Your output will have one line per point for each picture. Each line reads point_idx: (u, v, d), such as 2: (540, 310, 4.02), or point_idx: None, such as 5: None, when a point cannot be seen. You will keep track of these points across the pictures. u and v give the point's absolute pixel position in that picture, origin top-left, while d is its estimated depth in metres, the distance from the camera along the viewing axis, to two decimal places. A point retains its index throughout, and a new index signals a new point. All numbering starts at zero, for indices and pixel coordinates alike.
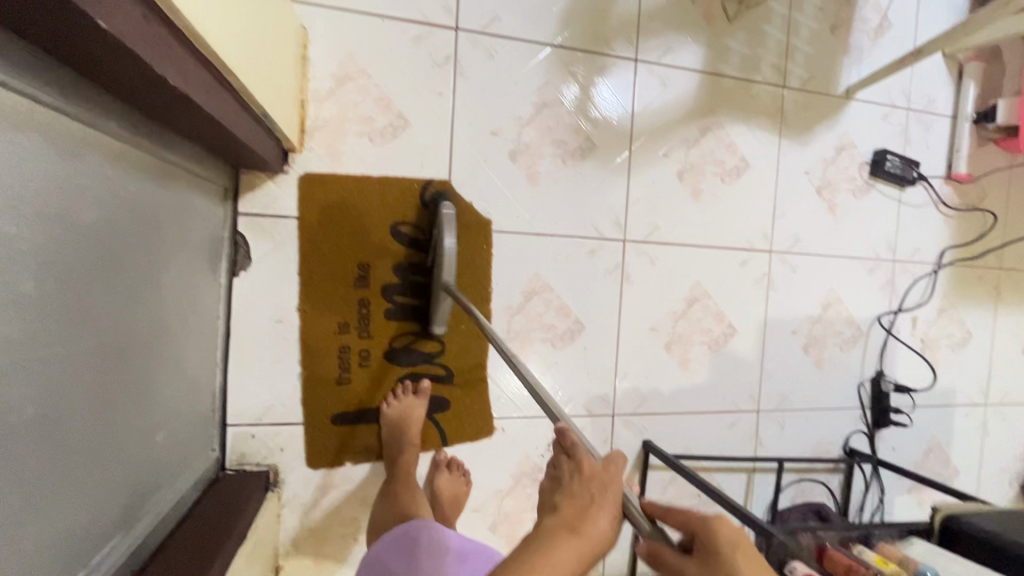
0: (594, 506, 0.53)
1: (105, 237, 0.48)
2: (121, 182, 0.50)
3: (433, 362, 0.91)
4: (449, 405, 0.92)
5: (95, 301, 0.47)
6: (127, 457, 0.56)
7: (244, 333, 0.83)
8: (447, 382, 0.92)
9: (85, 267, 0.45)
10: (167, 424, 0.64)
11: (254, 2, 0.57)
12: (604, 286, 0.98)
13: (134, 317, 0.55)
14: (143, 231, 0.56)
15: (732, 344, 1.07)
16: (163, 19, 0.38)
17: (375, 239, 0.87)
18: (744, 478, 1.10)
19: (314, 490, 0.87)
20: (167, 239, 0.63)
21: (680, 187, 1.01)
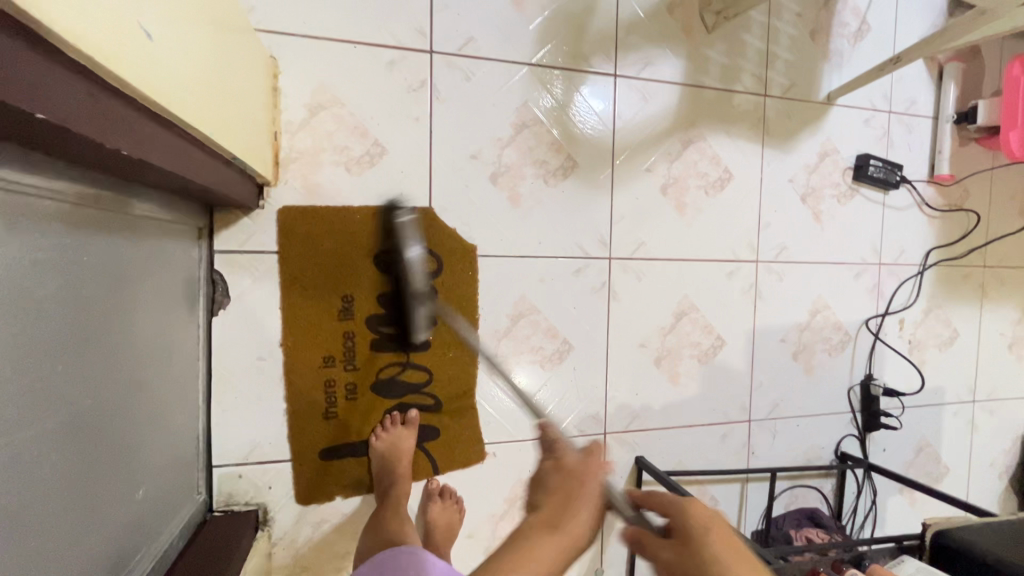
0: (577, 497, 0.65)
1: (69, 305, 0.47)
2: (80, 244, 0.48)
3: (422, 391, 0.90)
4: (439, 433, 0.91)
5: (65, 372, 0.46)
6: (109, 521, 0.54)
7: (226, 372, 0.81)
8: (435, 411, 0.91)
9: (51, 341, 0.44)
10: (150, 478, 0.63)
11: (215, 47, 0.56)
12: (590, 305, 0.98)
13: (107, 378, 0.54)
14: (110, 290, 0.54)
15: (721, 356, 1.07)
16: (111, 91, 0.37)
17: (358, 270, 0.85)
18: (738, 488, 1.10)
19: (305, 527, 0.86)
20: (140, 290, 0.61)
21: (664, 202, 1.01)
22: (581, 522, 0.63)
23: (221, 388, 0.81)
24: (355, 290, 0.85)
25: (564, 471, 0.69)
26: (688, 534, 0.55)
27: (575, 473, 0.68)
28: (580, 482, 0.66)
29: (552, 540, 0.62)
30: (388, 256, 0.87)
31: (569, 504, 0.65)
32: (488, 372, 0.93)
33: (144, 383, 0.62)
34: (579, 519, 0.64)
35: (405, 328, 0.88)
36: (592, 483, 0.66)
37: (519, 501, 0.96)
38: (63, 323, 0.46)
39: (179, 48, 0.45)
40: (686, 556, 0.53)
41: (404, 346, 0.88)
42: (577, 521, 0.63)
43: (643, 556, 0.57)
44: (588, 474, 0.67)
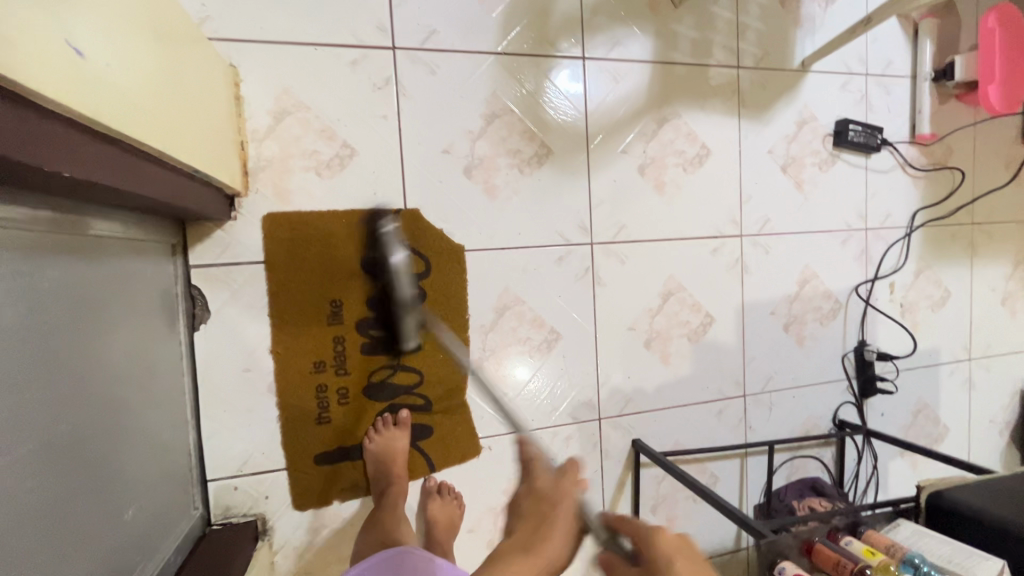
0: (547, 524, 0.67)
1: (33, 331, 0.46)
2: (41, 270, 0.48)
3: (411, 392, 0.90)
4: (432, 431, 0.91)
5: (39, 399, 0.46)
6: (99, 544, 0.54)
7: (213, 386, 0.81)
8: (427, 411, 0.91)
9: (20, 369, 0.44)
10: (140, 498, 0.63)
11: (165, 60, 0.55)
12: (575, 292, 0.97)
13: (84, 402, 0.53)
14: (79, 313, 0.54)
15: (711, 333, 1.06)
16: (45, 111, 0.36)
17: (344, 274, 0.85)
18: (737, 463, 1.10)
19: (306, 533, 0.86)
20: (112, 312, 0.61)
21: (643, 182, 0.99)
22: (555, 541, 0.65)
23: (209, 402, 0.81)
24: (342, 295, 0.85)
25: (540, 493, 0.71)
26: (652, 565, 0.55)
27: (546, 497, 0.70)
28: (552, 506, 0.68)
29: (522, 561, 0.64)
30: (375, 260, 0.86)
31: (539, 530, 0.67)
32: (478, 368, 0.93)
33: (125, 403, 0.62)
34: (551, 536, 0.65)
35: (396, 331, 0.88)
36: (564, 504, 0.68)
37: None
38: (31, 350, 0.46)
39: (116, 62, 0.44)
40: None
41: (395, 348, 0.88)
42: (550, 534, 0.66)
43: None
44: (562, 495, 0.69)
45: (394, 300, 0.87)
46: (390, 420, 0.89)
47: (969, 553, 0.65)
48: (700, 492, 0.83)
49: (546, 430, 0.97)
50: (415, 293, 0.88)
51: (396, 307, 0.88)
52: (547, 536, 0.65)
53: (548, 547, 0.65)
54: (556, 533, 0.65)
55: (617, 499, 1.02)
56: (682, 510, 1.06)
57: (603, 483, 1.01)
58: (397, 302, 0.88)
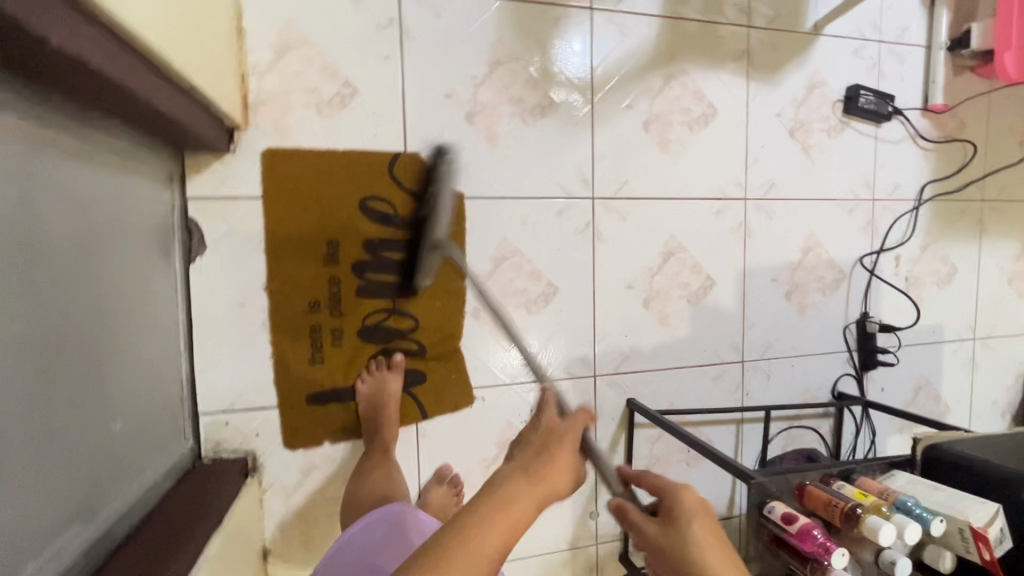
0: (556, 450, 0.61)
1: (21, 220, 0.46)
2: (34, 162, 0.48)
3: (406, 337, 0.89)
4: (425, 378, 0.91)
5: (25, 286, 0.46)
6: (81, 447, 0.54)
7: (206, 320, 0.81)
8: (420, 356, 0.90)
9: (6, 252, 0.44)
10: (126, 414, 0.63)
11: None
12: (575, 246, 0.96)
13: (71, 302, 0.53)
14: (69, 216, 0.53)
15: (711, 296, 1.05)
16: None
17: (342, 215, 0.84)
18: (733, 429, 1.09)
19: (295, 472, 0.86)
20: (104, 224, 0.60)
21: (647, 138, 0.98)
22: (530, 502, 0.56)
23: (202, 335, 0.81)
24: (339, 236, 0.85)
25: (545, 428, 0.65)
26: (677, 518, 0.58)
27: (556, 431, 0.64)
28: (559, 439, 0.62)
29: (521, 486, 0.56)
30: (374, 201, 0.86)
31: (543, 453, 0.60)
32: (474, 317, 0.92)
33: (115, 317, 0.62)
34: (530, 499, 0.56)
35: (393, 276, 0.87)
36: (572, 438, 0.62)
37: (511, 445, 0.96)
38: (17, 234, 0.45)
39: None
40: (672, 534, 0.58)
41: (392, 293, 0.87)
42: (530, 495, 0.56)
43: (628, 525, 0.61)
44: (569, 430, 0.63)
45: (393, 242, 0.87)
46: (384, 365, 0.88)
47: (964, 498, 0.65)
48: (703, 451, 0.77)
49: (540, 384, 0.96)
50: (413, 239, 0.88)
51: (393, 251, 0.87)
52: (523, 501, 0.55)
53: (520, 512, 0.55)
54: (525, 508, 0.55)
55: (609, 459, 1.01)
56: (676, 474, 1.06)
57: (596, 441, 1.00)
58: (395, 246, 0.87)
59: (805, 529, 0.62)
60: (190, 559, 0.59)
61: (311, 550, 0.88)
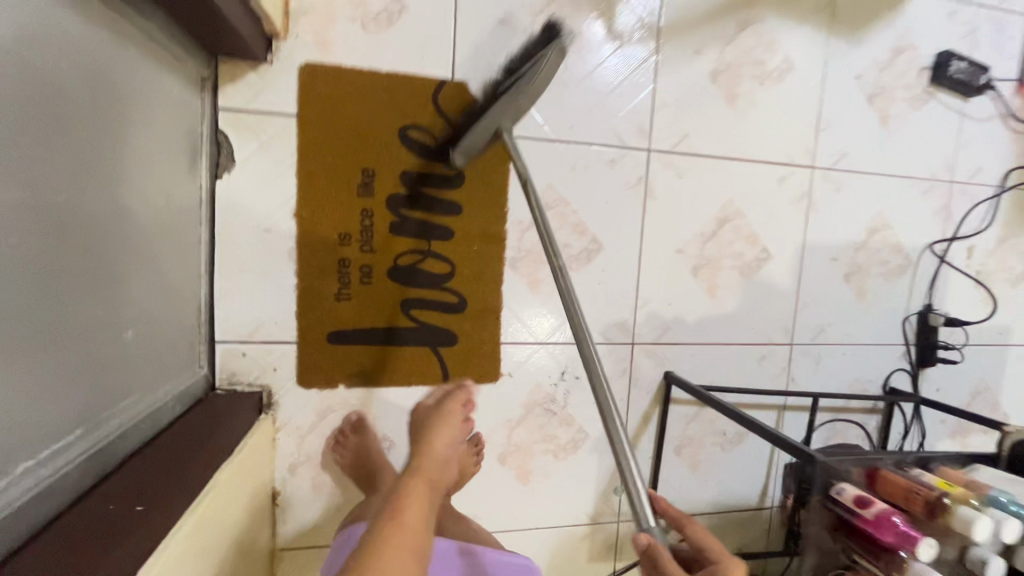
0: (437, 429, 0.71)
1: (34, 70, 0.40)
2: (51, 13, 0.42)
3: (441, 288, 0.83)
4: (458, 342, 0.84)
5: (34, 146, 0.40)
6: (86, 347, 0.49)
7: (228, 243, 0.76)
8: (454, 313, 0.83)
9: (11, 97, 0.38)
10: (137, 323, 0.58)
11: None
12: (624, 201, 0.88)
13: (85, 183, 0.47)
14: (88, 88, 0.48)
15: (765, 270, 0.97)
16: None
17: (381, 143, 0.78)
18: (774, 416, 1.02)
19: (310, 414, 0.81)
20: (126, 110, 0.54)
21: (713, 90, 0.90)
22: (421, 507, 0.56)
23: (225, 257, 0.76)
24: (376, 165, 0.79)
25: (420, 418, 0.77)
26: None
27: (430, 415, 0.76)
28: (439, 420, 0.73)
29: (421, 488, 0.59)
30: (416, 132, 0.79)
31: (425, 434, 0.70)
32: (511, 268, 0.85)
33: (132, 216, 0.56)
34: (419, 501, 0.57)
35: (429, 214, 0.81)
36: (450, 416, 0.74)
37: (537, 408, 0.89)
38: (25, 86, 0.39)
39: None
40: None
41: (426, 233, 0.81)
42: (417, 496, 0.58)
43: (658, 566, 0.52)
44: (448, 410, 0.75)
45: (433, 178, 0.81)
46: (412, 309, 0.82)
47: None
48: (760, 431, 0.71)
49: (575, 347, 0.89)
50: (454, 176, 0.81)
51: (432, 188, 0.81)
52: (412, 504, 0.56)
53: (414, 516, 0.54)
54: (418, 510, 0.55)
55: (640, 433, 0.95)
56: (708, 456, 0.99)
57: (628, 413, 0.94)
58: (435, 183, 0.81)
59: (882, 514, 0.62)
60: (194, 487, 0.54)
61: (321, 496, 0.83)
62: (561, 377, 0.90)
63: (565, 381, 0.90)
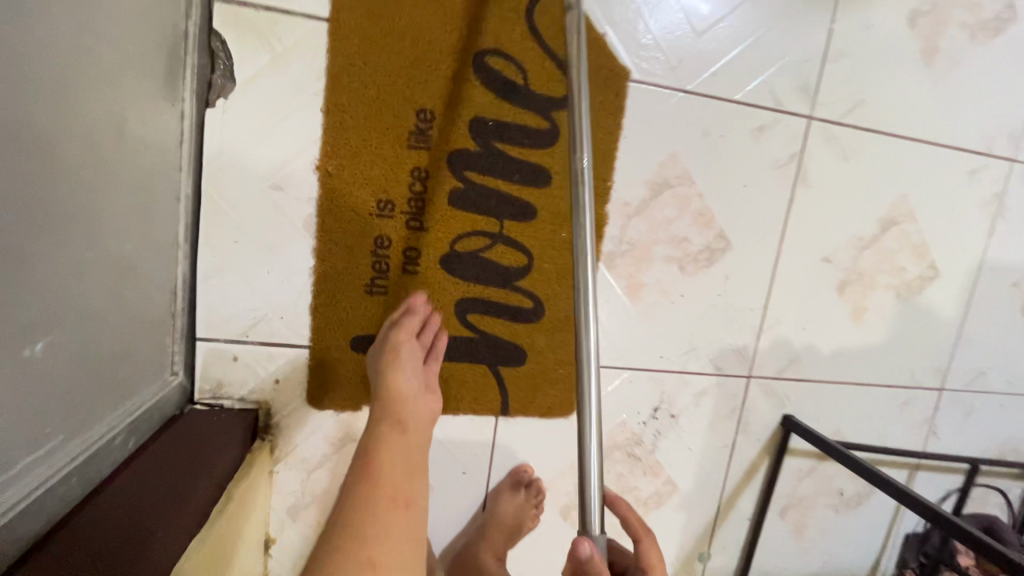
0: (392, 366, 0.52)
1: None
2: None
3: (511, 286, 0.60)
4: (526, 361, 0.62)
5: None
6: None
7: (221, 201, 0.53)
8: (525, 322, 0.61)
9: None
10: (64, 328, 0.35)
11: None
12: (766, 186, 0.64)
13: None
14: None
15: (928, 293, 0.73)
16: None
17: (447, 71, 0.54)
18: (904, 477, 0.80)
19: (322, 443, 0.60)
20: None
21: (909, 39, 0.64)
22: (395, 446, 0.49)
23: (215, 222, 0.53)
24: (439, 105, 0.55)
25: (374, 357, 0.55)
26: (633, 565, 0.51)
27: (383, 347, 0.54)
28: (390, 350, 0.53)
29: (390, 443, 0.49)
30: (498, 59, 0.55)
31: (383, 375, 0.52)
32: (606, 267, 0.62)
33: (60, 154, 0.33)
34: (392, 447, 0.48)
35: (506, 182, 0.57)
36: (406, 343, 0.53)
37: (618, 452, 0.68)
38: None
39: None
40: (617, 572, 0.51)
41: (499, 208, 0.58)
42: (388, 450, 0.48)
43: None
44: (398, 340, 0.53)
45: (515, 129, 0.57)
46: (469, 313, 0.59)
47: None
48: (877, 480, 0.64)
49: (677, 376, 0.67)
50: (546, 131, 0.57)
51: (513, 145, 0.57)
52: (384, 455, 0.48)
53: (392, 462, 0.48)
54: (393, 460, 0.48)
55: (741, 489, 0.74)
56: (818, 521, 0.78)
57: (729, 464, 0.72)
58: (517, 136, 0.57)
59: None
60: None
61: None
62: (653, 415, 0.68)
63: (658, 419, 0.68)
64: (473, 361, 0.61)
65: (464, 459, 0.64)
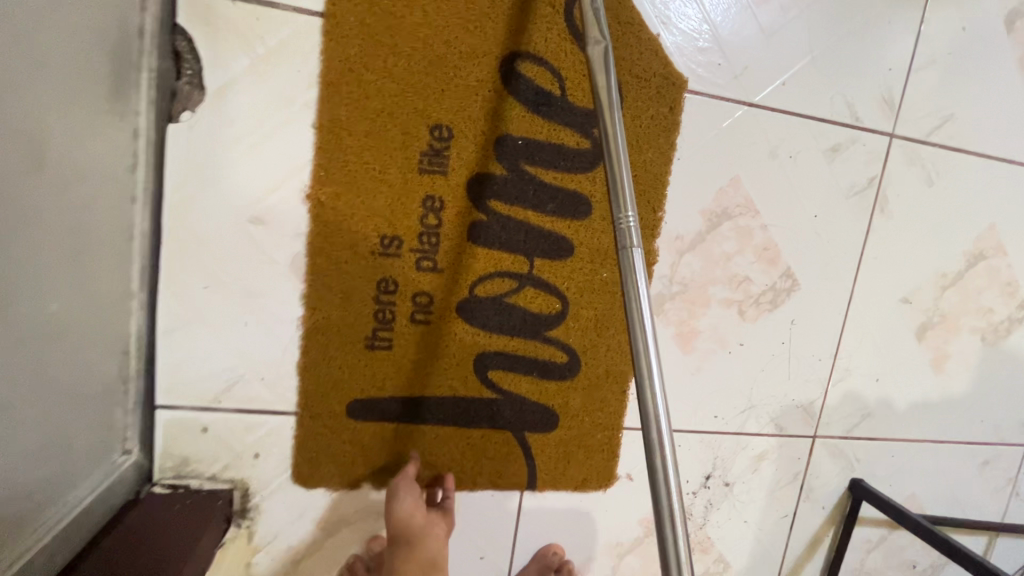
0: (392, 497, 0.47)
1: None
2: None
3: (542, 338, 0.49)
4: (559, 425, 0.51)
5: None
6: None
7: (188, 238, 0.43)
8: (558, 380, 0.50)
9: None
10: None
11: None
12: (840, 216, 0.54)
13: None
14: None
15: (1016, 337, 0.63)
16: None
17: (467, 78, 0.44)
18: (984, 544, 0.69)
19: (313, 528, 0.49)
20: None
21: (1005, 44, 0.55)
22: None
23: (180, 263, 0.43)
24: (457, 120, 0.45)
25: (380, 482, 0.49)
26: None
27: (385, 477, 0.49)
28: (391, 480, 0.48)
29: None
30: (529, 65, 0.45)
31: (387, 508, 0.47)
32: (654, 311, 0.52)
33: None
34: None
35: (537, 214, 0.47)
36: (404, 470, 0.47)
37: None
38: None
39: None
40: None
41: (528, 245, 0.48)
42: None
43: None
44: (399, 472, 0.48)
45: (548, 149, 0.47)
46: (490, 370, 0.49)
47: None
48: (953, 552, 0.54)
49: (733, 438, 0.57)
50: (585, 151, 0.47)
51: (546, 169, 0.47)
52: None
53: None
54: None
55: (804, 564, 0.63)
56: None
57: (789, 537, 0.62)
58: (550, 158, 0.47)
59: None
60: None
61: None
62: (705, 483, 0.57)
63: (710, 488, 0.58)
64: (495, 427, 0.50)
65: (482, 541, 0.53)
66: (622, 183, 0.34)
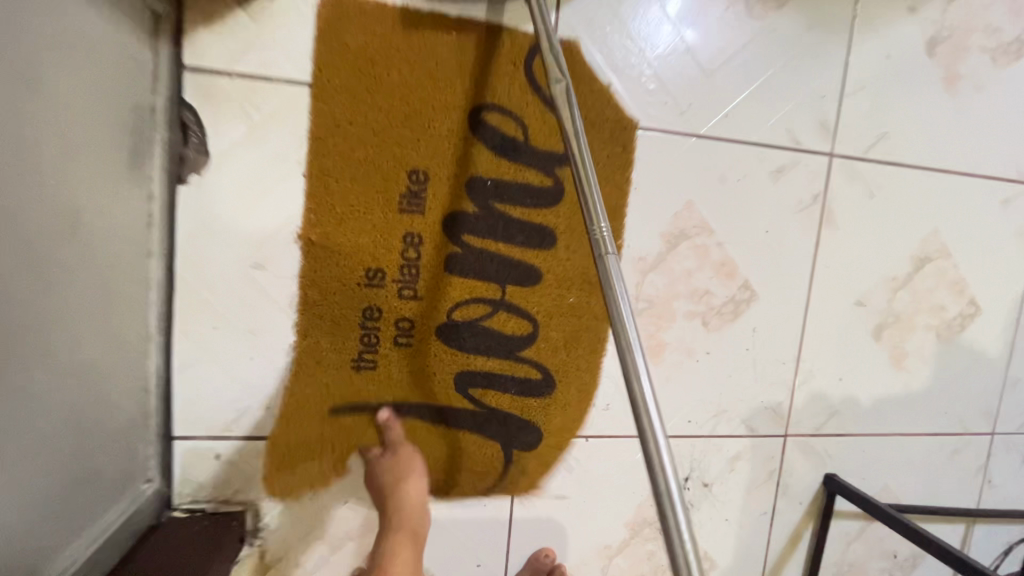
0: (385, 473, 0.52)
1: None
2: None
3: (516, 358, 0.54)
4: (535, 439, 0.56)
5: None
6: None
7: (197, 286, 0.48)
8: (533, 396, 0.55)
9: None
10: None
11: None
12: (790, 230, 0.59)
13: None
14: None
15: (970, 331, 0.68)
16: None
17: (441, 130, 0.50)
18: (961, 531, 0.73)
19: (320, 544, 0.53)
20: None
21: (928, 67, 0.60)
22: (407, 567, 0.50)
23: (191, 308, 0.48)
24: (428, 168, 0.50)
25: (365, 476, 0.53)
26: None
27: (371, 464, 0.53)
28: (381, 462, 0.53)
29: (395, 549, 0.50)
30: (495, 115, 0.51)
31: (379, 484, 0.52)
32: None
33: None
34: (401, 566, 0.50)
35: (508, 246, 0.53)
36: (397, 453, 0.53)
37: (648, 529, 0.61)
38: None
39: None
40: None
41: (501, 274, 0.53)
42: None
43: None
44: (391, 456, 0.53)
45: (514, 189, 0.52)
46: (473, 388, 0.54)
47: None
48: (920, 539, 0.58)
49: (707, 440, 0.61)
50: (549, 189, 0.53)
51: (515, 206, 0.52)
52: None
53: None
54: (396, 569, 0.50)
55: (786, 558, 0.66)
56: None
57: (770, 532, 0.65)
58: (518, 197, 0.52)
59: None
60: None
61: None
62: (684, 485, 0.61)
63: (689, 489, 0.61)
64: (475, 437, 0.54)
65: (477, 549, 0.57)
66: (593, 200, 0.37)
